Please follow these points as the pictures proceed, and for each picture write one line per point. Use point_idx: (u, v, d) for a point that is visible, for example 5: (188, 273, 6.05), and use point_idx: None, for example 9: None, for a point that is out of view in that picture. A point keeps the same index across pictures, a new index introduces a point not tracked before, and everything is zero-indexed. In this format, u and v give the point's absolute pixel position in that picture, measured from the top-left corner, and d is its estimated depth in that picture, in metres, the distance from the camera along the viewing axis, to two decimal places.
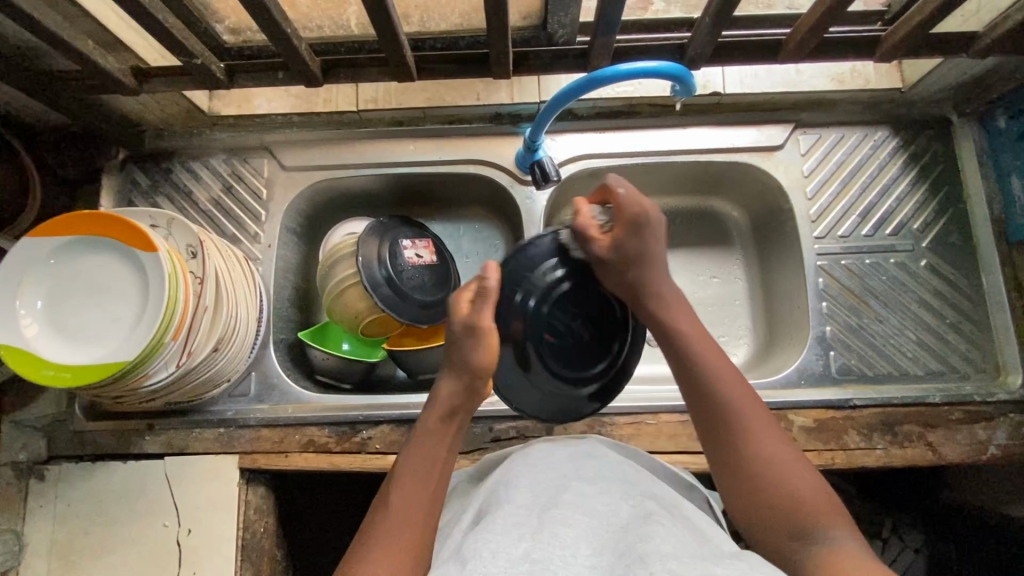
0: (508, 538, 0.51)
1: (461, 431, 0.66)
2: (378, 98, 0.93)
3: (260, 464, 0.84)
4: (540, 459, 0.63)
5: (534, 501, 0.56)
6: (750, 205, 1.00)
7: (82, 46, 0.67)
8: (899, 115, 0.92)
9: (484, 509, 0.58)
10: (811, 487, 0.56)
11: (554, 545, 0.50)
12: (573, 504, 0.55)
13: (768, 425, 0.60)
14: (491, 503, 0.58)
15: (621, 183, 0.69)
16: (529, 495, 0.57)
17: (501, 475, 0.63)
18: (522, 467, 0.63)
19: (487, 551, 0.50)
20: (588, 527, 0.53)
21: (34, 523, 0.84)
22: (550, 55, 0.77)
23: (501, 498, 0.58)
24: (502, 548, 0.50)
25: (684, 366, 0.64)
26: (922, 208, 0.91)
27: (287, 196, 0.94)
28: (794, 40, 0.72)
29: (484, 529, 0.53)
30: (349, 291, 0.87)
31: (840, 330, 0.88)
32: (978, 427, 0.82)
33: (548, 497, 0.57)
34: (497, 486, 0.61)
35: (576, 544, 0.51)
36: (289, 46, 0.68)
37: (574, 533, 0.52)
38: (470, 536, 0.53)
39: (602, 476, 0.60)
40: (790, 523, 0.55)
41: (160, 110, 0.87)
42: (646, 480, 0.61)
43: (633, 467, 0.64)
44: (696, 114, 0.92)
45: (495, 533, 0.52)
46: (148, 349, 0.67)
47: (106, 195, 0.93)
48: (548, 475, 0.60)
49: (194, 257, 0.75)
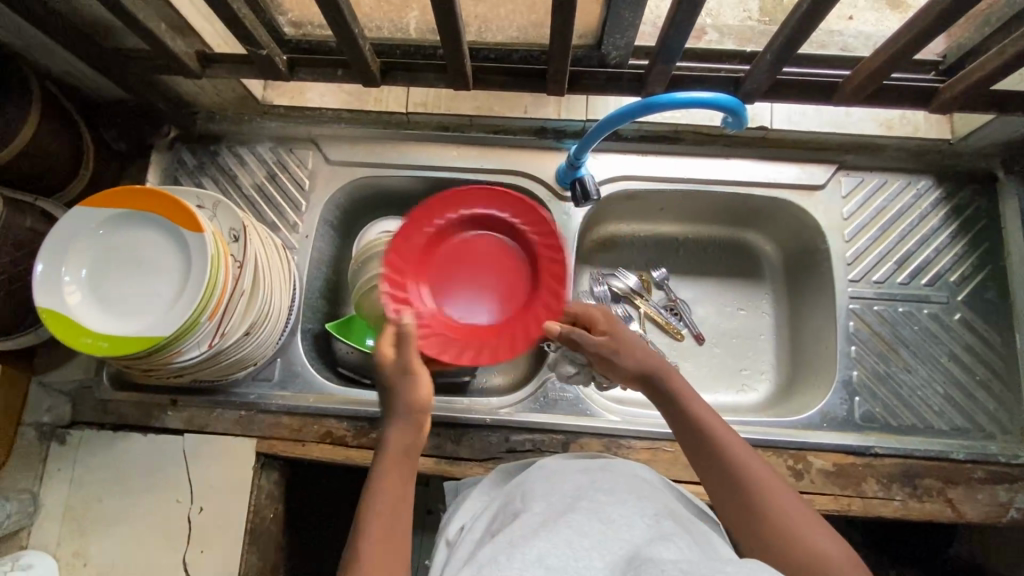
0: (524, 542, 0.54)
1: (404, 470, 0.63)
2: (427, 103, 0.94)
3: (276, 450, 0.85)
4: (555, 478, 0.65)
5: (550, 510, 0.58)
6: (785, 241, 0.99)
7: (154, 27, 0.68)
8: (943, 167, 0.92)
9: (497, 525, 0.61)
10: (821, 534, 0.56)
11: (568, 551, 0.52)
12: (587, 513, 0.56)
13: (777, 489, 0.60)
14: (506, 519, 0.61)
15: (592, 311, 0.74)
16: (544, 506, 0.60)
17: (517, 490, 0.66)
18: (539, 484, 0.65)
19: (504, 555, 0.53)
20: (601, 535, 0.54)
21: (51, 486, 0.85)
22: (604, 76, 0.78)
23: (518, 511, 0.61)
24: (518, 549, 0.53)
25: (686, 422, 0.65)
26: (960, 260, 0.90)
27: (328, 189, 0.95)
28: (852, 84, 0.72)
29: (503, 538, 0.56)
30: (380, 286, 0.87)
31: (866, 376, 0.87)
32: (1000, 489, 0.81)
33: (563, 507, 0.59)
34: (513, 502, 0.63)
35: (589, 555, 0.52)
36: (353, 45, 0.70)
37: (588, 542, 0.53)
38: (489, 545, 0.56)
39: (616, 490, 0.61)
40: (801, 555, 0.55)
41: (216, 94, 0.90)
42: (663, 498, 0.63)
43: (648, 485, 0.65)
44: (740, 146, 0.92)
45: (512, 538, 0.55)
46: (185, 326, 0.69)
47: (153, 171, 0.95)
48: (565, 488, 0.62)
49: (236, 241, 0.77)
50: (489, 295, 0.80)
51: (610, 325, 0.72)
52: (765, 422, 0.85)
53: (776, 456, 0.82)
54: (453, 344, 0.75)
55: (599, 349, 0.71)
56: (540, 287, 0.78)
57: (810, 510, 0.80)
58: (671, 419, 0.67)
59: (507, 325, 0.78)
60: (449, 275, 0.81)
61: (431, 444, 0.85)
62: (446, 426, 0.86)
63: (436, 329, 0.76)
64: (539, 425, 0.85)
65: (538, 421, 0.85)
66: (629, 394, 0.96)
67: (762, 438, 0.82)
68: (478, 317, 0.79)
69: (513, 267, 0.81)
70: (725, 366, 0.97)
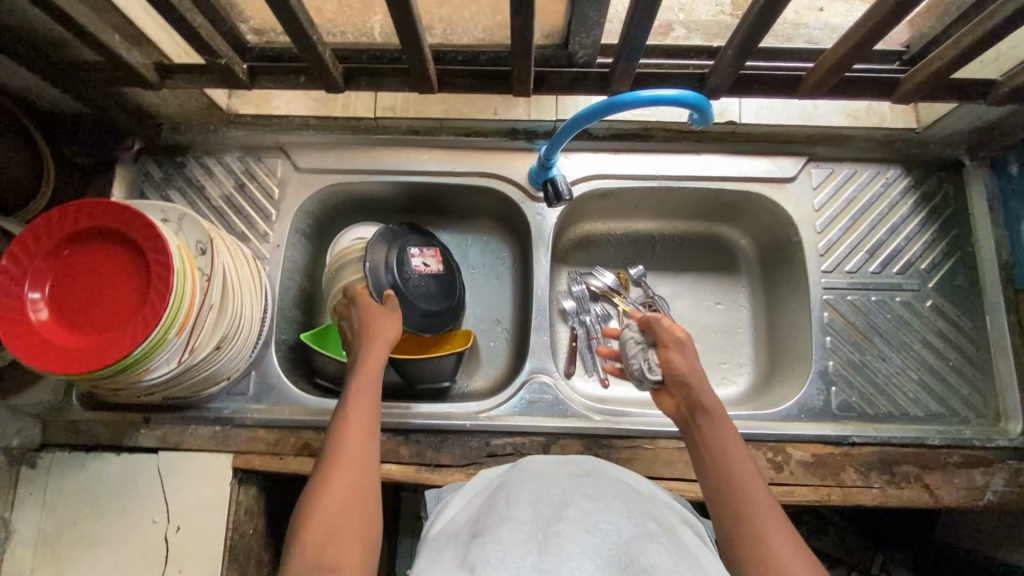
0: (515, 550, 0.53)
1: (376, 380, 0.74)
2: (396, 107, 0.93)
3: (254, 465, 0.84)
4: (538, 481, 0.65)
5: (537, 518, 0.57)
6: (758, 234, 1.00)
7: (107, 38, 0.67)
8: (911, 155, 0.93)
9: (480, 526, 0.60)
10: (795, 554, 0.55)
11: (559, 558, 0.52)
12: (576, 520, 0.56)
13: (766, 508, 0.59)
14: (491, 518, 0.60)
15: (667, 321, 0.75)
16: (530, 512, 0.59)
17: (502, 493, 0.65)
18: (522, 487, 0.64)
19: (494, 559, 0.52)
20: (591, 541, 0.54)
21: (23, 511, 0.83)
22: (570, 75, 0.77)
23: (503, 513, 0.60)
24: (509, 555, 0.53)
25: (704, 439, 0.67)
26: (930, 248, 0.91)
27: (299, 197, 0.94)
28: (815, 77, 0.73)
29: (490, 540, 0.55)
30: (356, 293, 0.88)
31: (842, 366, 0.88)
32: (976, 472, 0.81)
33: (549, 514, 0.58)
34: (499, 503, 0.63)
35: (580, 558, 0.52)
36: (313, 51, 0.69)
37: (578, 547, 0.53)
38: (475, 546, 0.55)
39: (601, 494, 0.61)
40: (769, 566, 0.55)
41: (179, 104, 0.88)
42: (647, 502, 0.63)
43: (633, 490, 0.65)
44: (711, 141, 0.92)
45: (501, 542, 0.54)
46: (151, 344, 0.67)
47: (118, 186, 0.93)
48: (550, 492, 0.62)
49: (202, 254, 0.75)
50: (111, 303, 0.71)
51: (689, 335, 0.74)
52: (745, 416, 0.85)
53: (756, 449, 0.82)
54: (64, 353, 0.68)
55: (665, 341, 0.73)
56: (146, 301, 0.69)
57: (791, 501, 0.80)
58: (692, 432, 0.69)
59: (122, 325, 0.69)
60: (83, 284, 0.72)
61: (411, 452, 0.84)
62: (425, 433, 0.85)
63: (42, 338, 0.69)
64: (518, 428, 0.85)
65: (517, 424, 0.85)
66: (609, 392, 0.97)
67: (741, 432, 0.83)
68: (94, 321, 0.70)
69: (127, 283, 0.71)
70: (705, 360, 0.98)
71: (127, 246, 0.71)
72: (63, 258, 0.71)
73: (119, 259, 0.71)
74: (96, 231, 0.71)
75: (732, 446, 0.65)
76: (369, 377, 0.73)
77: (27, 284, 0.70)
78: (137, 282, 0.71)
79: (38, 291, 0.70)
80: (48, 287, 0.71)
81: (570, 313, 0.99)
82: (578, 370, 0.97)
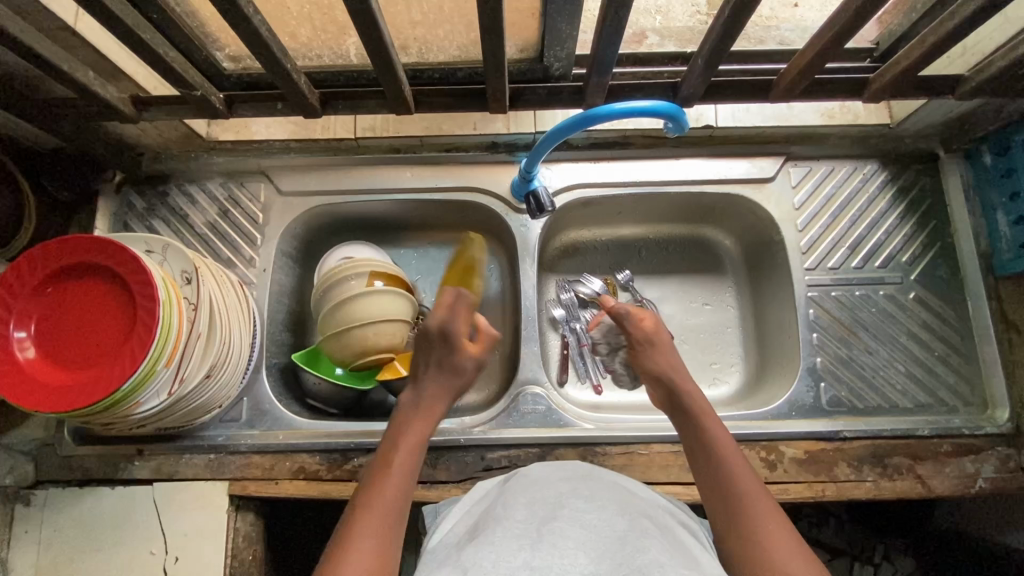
0: (507, 549, 0.54)
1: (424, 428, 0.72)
2: (376, 127, 0.94)
3: (249, 491, 0.83)
4: (535, 483, 0.65)
5: (531, 517, 0.58)
6: (742, 234, 1.01)
7: (82, 76, 0.67)
8: (887, 150, 0.94)
9: (478, 531, 0.60)
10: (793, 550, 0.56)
11: (552, 555, 0.53)
12: (571, 521, 0.57)
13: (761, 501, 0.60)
14: (487, 522, 0.60)
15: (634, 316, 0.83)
16: (525, 513, 0.59)
17: (502, 494, 0.66)
18: (517, 490, 0.64)
19: (486, 560, 0.53)
20: (585, 538, 0.55)
21: (19, 550, 0.82)
22: (545, 90, 0.78)
23: (499, 516, 0.60)
24: (501, 557, 0.53)
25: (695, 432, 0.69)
26: (910, 240, 0.92)
27: (284, 221, 0.94)
28: (785, 81, 0.73)
29: (484, 543, 0.56)
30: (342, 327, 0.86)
31: (830, 362, 0.89)
32: (966, 460, 0.82)
33: (544, 514, 0.59)
34: (495, 508, 0.63)
35: (573, 554, 0.53)
36: (288, 78, 0.69)
37: (572, 543, 0.54)
38: (470, 547, 0.56)
39: (598, 498, 0.61)
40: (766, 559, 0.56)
41: (158, 134, 0.88)
42: (643, 505, 0.63)
43: (629, 491, 0.65)
44: (689, 145, 0.93)
45: (494, 544, 0.55)
46: (141, 376, 0.67)
47: (101, 219, 0.93)
48: (546, 495, 0.62)
49: (188, 283, 0.75)
50: (97, 337, 0.71)
51: (657, 328, 0.82)
52: (737, 416, 0.86)
53: (748, 449, 0.83)
54: (51, 393, 0.68)
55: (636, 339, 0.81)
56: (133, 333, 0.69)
57: (786, 499, 0.81)
58: (681, 425, 0.71)
59: (109, 359, 0.69)
60: (70, 318, 0.71)
61: None
62: None
63: (29, 378, 0.68)
64: (513, 440, 0.85)
65: (511, 437, 0.85)
66: (603, 399, 0.97)
67: (733, 433, 0.83)
68: (82, 356, 0.70)
69: (113, 315, 0.71)
70: (695, 362, 0.98)
71: (111, 278, 0.71)
72: (47, 295, 0.71)
73: (104, 291, 0.71)
74: (79, 266, 0.71)
75: (718, 435, 0.67)
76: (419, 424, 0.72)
77: (12, 323, 0.70)
78: (123, 315, 0.71)
79: (23, 330, 0.70)
80: (33, 325, 0.71)
81: (560, 321, 0.99)
82: (571, 378, 0.97)
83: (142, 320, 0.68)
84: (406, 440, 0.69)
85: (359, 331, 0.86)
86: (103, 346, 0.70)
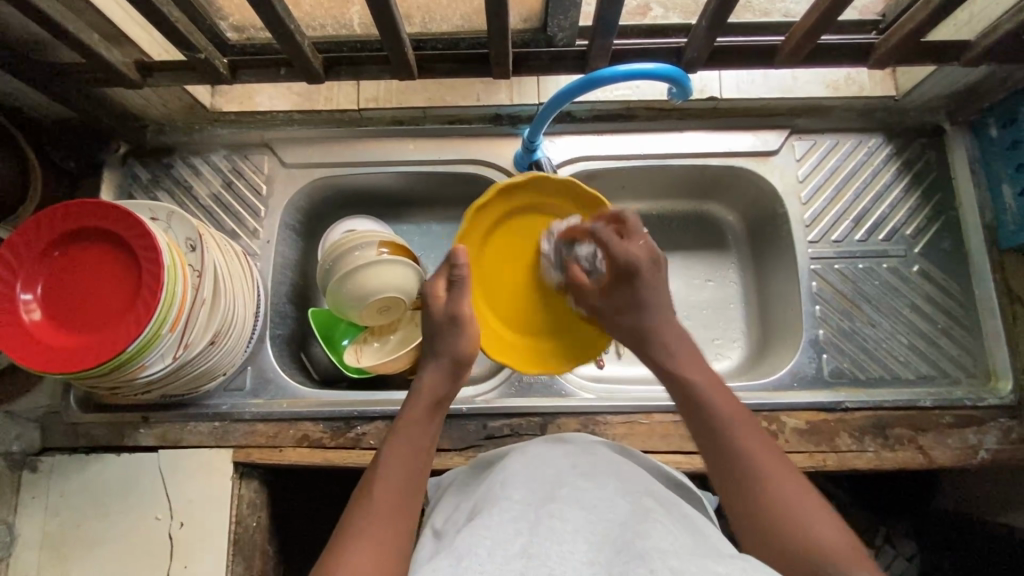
0: (504, 535, 0.53)
1: (441, 421, 0.71)
2: (379, 97, 0.93)
3: (253, 458, 0.84)
4: (537, 463, 0.65)
5: (530, 499, 0.58)
6: (745, 209, 1.01)
7: (87, 37, 0.67)
8: (893, 123, 0.93)
9: (479, 508, 0.60)
10: (831, 532, 0.54)
11: (549, 541, 0.52)
12: (570, 501, 0.57)
13: (780, 467, 0.59)
14: (487, 500, 0.61)
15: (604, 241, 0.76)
16: (524, 492, 0.60)
17: (498, 474, 0.64)
18: (517, 468, 0.64)
19: (482, 547, 0.52)
20: (584, 521, 0.54)
21: (26, 514, 0.83)
22: (548, 56, 0.78)
23: (498, 495, 0.60)
24: (497, 544, 0.53)
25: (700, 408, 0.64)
26: (914, 214, 0.92)
27: (287, 193, 0.95)
28: (790, 45, 0.73)
29: (480, 526, 0.55)
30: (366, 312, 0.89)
31: (833, 334, 0.88)
32: (969, 432, 0.82)
33: (544, 494, 0.59)
34: (494, 485, 0.63)
35: (571, 540, 0.52)
36: (291, 41, 0.69)
37: (570, 525, 0.54)
38: (466, 532, 0.55)
39: (597, 473, 0.62)
40: (798, 541, 0.54)
41: (163, 105, 0.88)
42: (640, 478, 0.64)
43: (629, 466, 0.66)
44: (693, 118, 0.93)
45: (490, 529, 0.54)
46: (145, 340, 0.68)
47: (106, 190, 0.93)
48: (546, 472, 0.63)
49: (192, 250, 0.76)
50: (101, 303, 0.71)
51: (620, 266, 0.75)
52: (736, 387, 0.86)
53: None
54: (56, 355, 0.68)
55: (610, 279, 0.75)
56: (138, 298, 0.69)
57: None
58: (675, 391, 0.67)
59: (112, 324, 0.69)
60: (75, 284, 0.72)
61: None
62: None
63: (33, 339, 0.69)
64: (514, 410, 0.85)
65: (512, 406, 0.85)
66: (605, 372, 0.97)
67: None
68: (86, 321, 0.70)
69: (118, 281, 0.71)
70: (697, 337, 0.99)
71: (116, 245, 0.71)
72: (54, 259, 0.72)
73: (109, 256, 0.71)
74: (84, 231, 0.72)
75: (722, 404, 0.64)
76: (427, 409, 0.69)
77: (17, 285, 0.70)
78: (128, 279, 0.71)
79: (30, 292, 0.71)
80: (39, 288, 0.71)
81: None
82: None
83: (147, 285, 0.68)
84: (413, 428, 0.67)
85: (371, 300, 0.87)
86: (106, 312, 0.70)
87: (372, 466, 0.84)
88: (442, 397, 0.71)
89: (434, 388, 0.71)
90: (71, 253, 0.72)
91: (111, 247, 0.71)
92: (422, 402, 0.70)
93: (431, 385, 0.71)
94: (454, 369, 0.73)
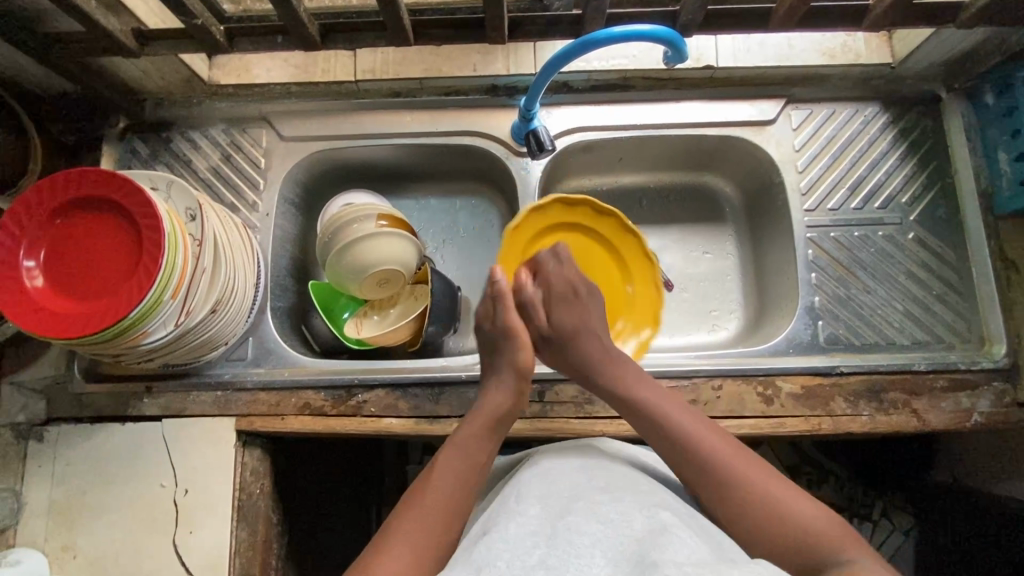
0: (522, 548, 0.55)
1: (502, 437, 0.72)
2: (376, 69, 0.93)
3: (256, 426, 0.85)
4: (552, 473, 0.65)
5: (547, 512, 0.59)
6: (742, 180, 1.01)
7: (83, 3, 0.68)
8: (889, 91, 0.94)
9: (491, 522, 0.62)
10: (812, 516, 0.60)
11: (567, 554, 0.54)
12: (586, 513, 0.58)
13: (747, 462, 0.65)
14: (500, 514, 0.61)
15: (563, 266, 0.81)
16: (540, 506, 0.60)
17: (513, 488, 0.65)
18: (532, 479, 0.65)
19: (500, 560, 0.55)
20: (602, 533, 0.56)
21: (32, 483, 0.85)
22: (545, 20, 0.78)
23: (513, 510, 0.61)
24: (514, 560, 0.54)
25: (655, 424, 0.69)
26: (910, 181, 0.92)
27: (285, 165, 0.95)
28: (784, 7, 0.73)
29: (496, 537, 0.57)
30: (368, 282, 0.89)
31: (828, 301, 0.89)
32: (962, 395, 0.83)
33: (559, 508, 0.60)
34: (508, 499, 0.63)
35: (589, 553, 0.54)
36: (287, 6, 0.69)
37: (588, 539, 0.55)
38: (483, 543, 0.57)
39: (614, 485, 0.63)
40: (792, 540, 0.59)
41: (161, 77, 0.89)
42: (656, 490, 0.64)
43: (645, 479, 0.66)
44: (689, 87, 0.93)
45: (507, 542, 0.56)
46: (148, 305, 0.68)
47: (106, 163, 0.93)
48: (560, 486, 0.63)
49: (193, 220, 0.76)
50: (104, 272, 0.72)
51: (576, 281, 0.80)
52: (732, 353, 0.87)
53: (746, 384, 0.84)
54: (61, 320, 0.69)
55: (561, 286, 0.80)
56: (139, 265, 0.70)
57: (784, 433, 0.82)
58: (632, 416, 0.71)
59: (115, 291, 0.70)
60: (79, 253, 0.73)
61: (410, 405, 0.86)
62: (423, 386, 0.87)
63: (37, 305, 0.70)
64: None
65: None
66: None
67: (731, 368, 0.84)
68: (89, 289, 0.71)
69: (122, 249, 0.72)
70: (694, 308, 0.99)
71: (118, 216, 0.72)
72: (57, 227, 0.73)
73: (112, 226, 0.72)
74: (85, 200, 0.72)
75: (685, 422, 0.67)
76: (488, 423, 0.70)
77: (21, 252, 0.71)
78: (130, 247, 0.72)
79: (33, 258, 0.72)
80: (42, 255, 0.72)
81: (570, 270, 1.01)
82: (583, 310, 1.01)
83: (149, 252, 0.69)
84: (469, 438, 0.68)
85: (372, 271, 0.88)
86: (110, 281, 0.71)
87: (373, 433, 0.85)
88: (501, 414, 0.71)
89: (499, 404, 0.72)
90: (75, 220, 0.73)
91: (115, 217, 0.72)
92: (483, 418, 0.70)
93: (492, 403, 0.72)
94: (516, 385, 0.73)
